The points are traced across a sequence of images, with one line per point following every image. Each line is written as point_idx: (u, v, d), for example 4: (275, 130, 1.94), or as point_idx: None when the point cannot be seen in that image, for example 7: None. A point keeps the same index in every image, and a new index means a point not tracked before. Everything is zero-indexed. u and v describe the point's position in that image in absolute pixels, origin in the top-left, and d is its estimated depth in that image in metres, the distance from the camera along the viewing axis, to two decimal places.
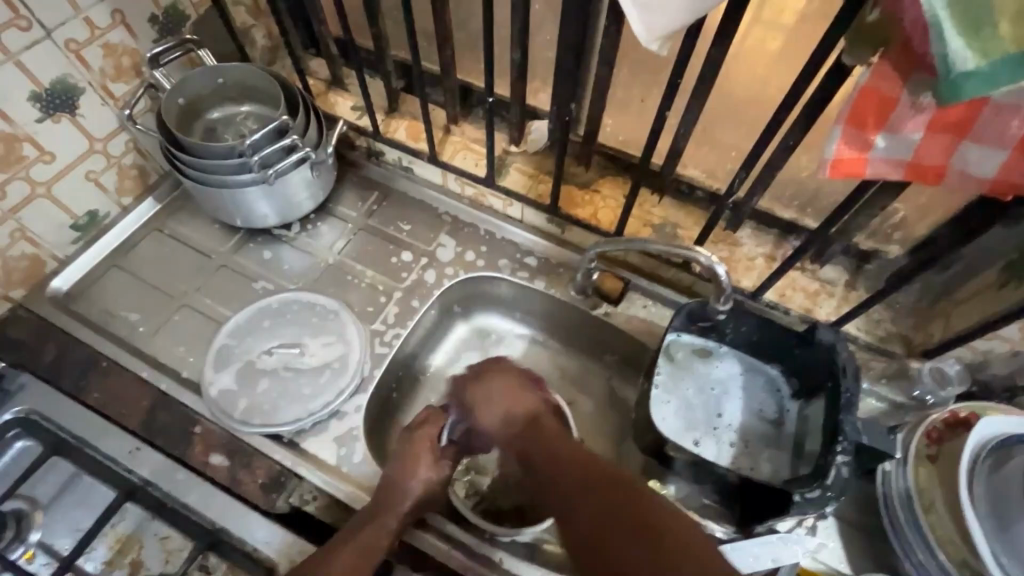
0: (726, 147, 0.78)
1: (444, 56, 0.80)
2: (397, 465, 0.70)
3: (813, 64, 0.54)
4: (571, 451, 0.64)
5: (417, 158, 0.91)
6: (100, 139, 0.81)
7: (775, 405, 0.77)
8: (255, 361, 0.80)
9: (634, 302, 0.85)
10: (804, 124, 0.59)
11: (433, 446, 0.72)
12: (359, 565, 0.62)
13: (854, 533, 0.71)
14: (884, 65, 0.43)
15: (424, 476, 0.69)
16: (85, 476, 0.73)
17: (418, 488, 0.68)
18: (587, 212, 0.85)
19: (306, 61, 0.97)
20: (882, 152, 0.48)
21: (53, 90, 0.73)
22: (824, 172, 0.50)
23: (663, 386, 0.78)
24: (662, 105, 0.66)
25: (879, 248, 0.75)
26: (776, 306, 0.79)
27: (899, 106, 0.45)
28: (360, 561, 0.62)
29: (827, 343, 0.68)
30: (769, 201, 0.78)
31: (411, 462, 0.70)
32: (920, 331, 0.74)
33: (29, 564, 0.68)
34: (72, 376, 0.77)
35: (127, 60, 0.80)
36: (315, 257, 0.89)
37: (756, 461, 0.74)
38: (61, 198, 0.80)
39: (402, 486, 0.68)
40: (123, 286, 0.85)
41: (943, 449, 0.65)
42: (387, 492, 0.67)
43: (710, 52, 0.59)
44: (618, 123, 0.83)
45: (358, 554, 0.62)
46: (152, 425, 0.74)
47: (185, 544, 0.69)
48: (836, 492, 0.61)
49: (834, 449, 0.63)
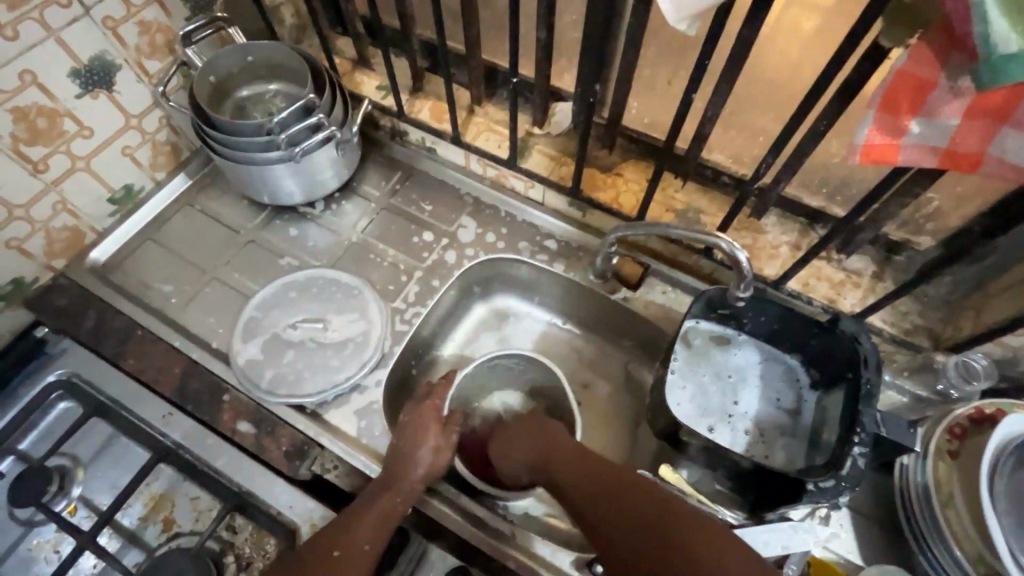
0: (754, 131, 0.78)
1: (469, 35, 0.79)
2: (408, 433, 0.72)
3: (846, 50, 0.52)
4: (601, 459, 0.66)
5: (441, 139, 0.91)
6: (136, 115, 0.84)
7: (792, 394, 0.77)
8: (281, 333, 0.83)
9: (654, 287, 0.85)
10: (835, 108, 0.57)
11: (439, 415, 0.75)
12: (380, 529, 0.65)
13: (866, 525, 0.71)
14: (922, 47, 0.42)
15: (434, 443, 0.71)
16: (121, 437, 0.77)
17: (428, 455, 0.71)
18: (609, 195, 0.84)
19: (334, 41, 0.98)
20: (916, 138, 0.47)
21: (92, 67, 0.76)
22: (853, 158, 0.49)
23: (680, 372, 0.79)
24: (688, 86, 0.65)
25: (909, 238, 0.74)
26: (799, 296, 0.77)
27: (936, 90, 0.44)
28: (381, 526, 0.65)
29: (848, 334, 0.67)
30: (795, 188, 0.77)
31: (420, 430, 0.72)
32: (949, 324, 0.72)
33: (71, 517, 0.72)
34: (110, 343, 0.80)
35: (161, 38, 0.82)
36: (339, 235, 0.91)
37: (771, 450, 0.74)
38: (99, 171, 0.83)
39: (412, 455, 0.70)
40: (157, 258, 0.88)
41: (965, 445, 0.64)
42: (401, 456, 0.70)
43: (740, 33, 0.58)
44: (643, 106, 0.82)
45: (379, 519, 0.65)
46: (183, 392, 0.77)
47: (213, 506, 0.72)
48: (851, 484, 0.61)
49: (851, 440, 0.63)
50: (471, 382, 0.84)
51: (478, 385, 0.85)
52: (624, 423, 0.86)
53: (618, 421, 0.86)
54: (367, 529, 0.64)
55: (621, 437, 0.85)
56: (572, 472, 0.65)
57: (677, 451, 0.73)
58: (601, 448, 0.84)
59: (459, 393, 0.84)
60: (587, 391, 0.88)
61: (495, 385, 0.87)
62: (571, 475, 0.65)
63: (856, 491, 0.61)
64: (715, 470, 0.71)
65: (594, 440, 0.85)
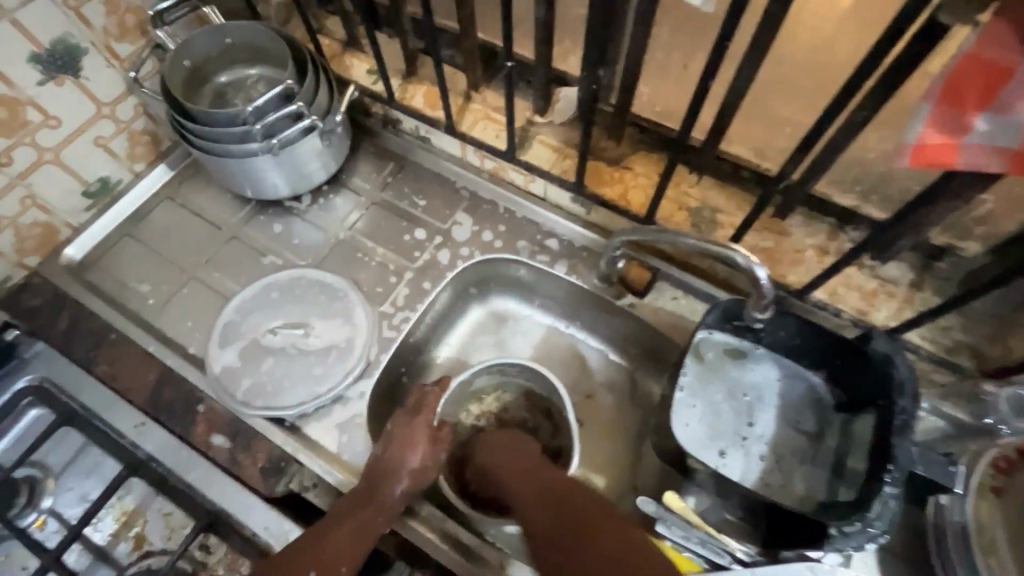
0: (780, 121, 0.69)
1: (462, 13, 0.72)
2: (395, 443, 0.67)
3: (899, 27, 0.43)
4: (534, 472, 0.64)
5: (434, 128, 0.84)
6: (108, 103, 0.78)
7: (814, 417, 0.69)
8: (260, 339, 0.78)
9: (663, 293, 0.77)
10: (877, 97, 0.48)
11: (430, 430, 0.68)
12: (356, 545, 0.60)
13: (898, 566, 0.64)
14: (999, 24, 0.34)
15: (418, 458, 0.66)
16: (94, 447, 0.73)
17: (415, 470, 0.65)
18: (615, 191, 0.77)
19: (323, 20, 0.91)
20: (982, 138, 0.38)
21: (54, 51, 0.70)
22: (901, 161, 0.41)
23: (689, 389, 0.72)
24: (705, 73, 0.57)
25: (955, 244, 0.65)
26: (825, 307, 0.69)
27: (1014, 80, 0.36)
28: (356, 540, 0.60)
29: (882, 355, 0.60)
30: (826, 184, 0.69)
31: (407, 441, 0.67)
32: (997, 343, 0.64)
33: (40, 531, 0.70)
34: (84, 347, 0.76)
35: (132, 19, 0.76)
36: (327, 231, 0.85)
37: (789, 478, 0.67)
38: (70, 164, 0.78)
39: (397, 468, 0.65)
40: (135, 256, 0.84)
41: (1011, 482, 0.58)
42: (383, 469, 0.65)
43: (768, 8, 0.49)
44: (655, 91, 0.74)
45: (355, 535, 0.61)
46: (158, 401, 0.73)
47: (186, 522, 0.70)
48: (881, 530, 0.54)
49: (881, 477, 0.56)
50: (486, 378, 0.78)
51: (491, 384, 0.79)
52: (628, 438, 0.79)
53: (622, 436, 0.79)
54: (343, 548, 0.60)
55: (625, 455, 0.78)
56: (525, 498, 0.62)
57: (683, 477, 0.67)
58: (601, 466, 0.77)
59: (468, 387, 0.78)
60: (589, 402, 0.82)
61: (507, 392, 0.80)
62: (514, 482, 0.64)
63: (886, 537, 0.54)
64: (726, 499, 0.64)
65: (594, 456, 0.78)
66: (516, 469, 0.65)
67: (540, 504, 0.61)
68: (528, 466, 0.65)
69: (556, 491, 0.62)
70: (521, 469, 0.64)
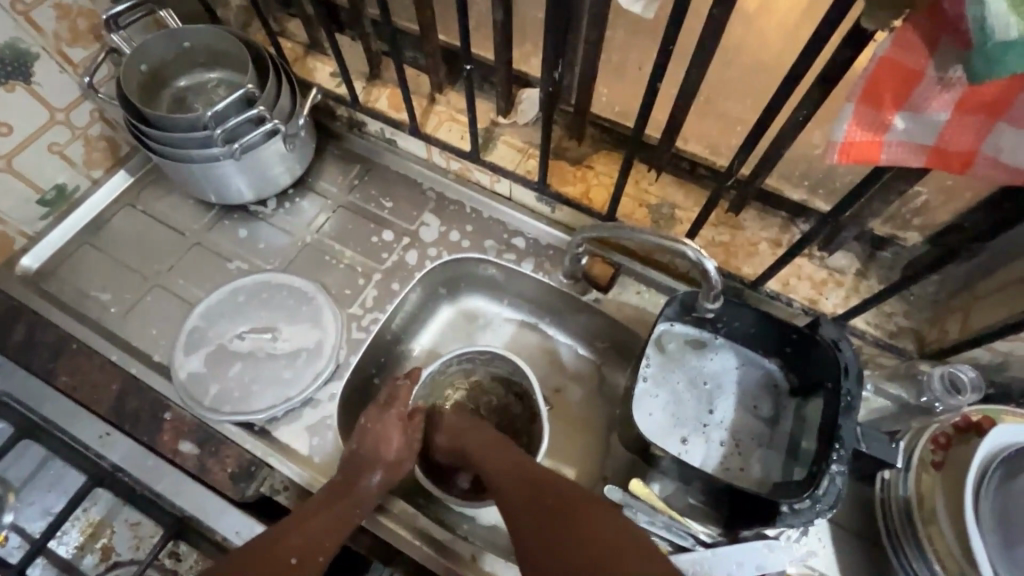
0: (730, 121, 0.72)
1: (422, 16, 0.73)
2: (372, 432, 0.67)
3: (824, 34, 0.46)
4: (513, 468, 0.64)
5: (399, 130, 0.85)
6: (61, 109, 0.76)
7: (771, 402, 0.72)
8: (227, 344, 0.78)
9: (627, 287, 0.80)
10: (814, 99, 0.51)
11: (403, 413, 0.69)
12: (334, 532, 0.61)
13: (845, 537, 0.68)
14: (909, 32, 0.37)
15: (397, 442, 0.67)
16: (56, 460, 0.73)
17: (394, 456, 0.67)
18: (578, 189, 0.79)
19: (284, 23, 0.91)
20: (900, 134, 0.42)
21: (2, 56, 0.69)
22: (831, 158, 0.43)
23: (652, 379, 0.74)
24: (654, 75, 0.59)
25: (896, 233, 0.68)
26: (778, 297, 0.73)
27: (924, 81, 0.39)
28: (336, 529, 0.61)
29: (829, 340, 0.63)
30: (775, 179, 0.72)
31: (382, 432, 0.67)
32: (936, 326, 0.68)
33: (2, 547, 0.70)
34: (42, 358, 0.74)
35: (84, 22, 0.75)
36: (293, 235, 0.85)
37: (747, 461, 0.70)
38: (23, 171, 0.76)
39: (376, 456, 0.66)
40: (95, 264, 0.82)
41: (949, 456, 0.61)
42: (360, 461, 0.66)
43: (710, 13, 0.51)
44: (615, 93, 0.76)
45: (333, 524, 0.62)
46: (121, 411, 0.72)
47: (154, 531, 0.70)
48: (827, 505, 0.57)
49: (829, 456, 0.59)
50: (459, 367, 0.79)
51: (463, 373, 0.80)
52: (596, 430, 0.81)
53: (592, 429, 0.81)
54: (320, 537, 0.60)
55: (595, 446, 0.80)
56: (500, 490, 0.63)
57: (648, 466, 0.70)
58: (571, 459, 0.79)
59: (441, 377, 0.79)
60: (559, 396, 0.84)
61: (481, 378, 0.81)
62: (495, 472, 0.64)
63: (832, 512, 0.58)
64: (688, 484, 0.67)
65: (565, 449, 0.80)
66: (493, 457, 0.65)
67: (519, 497, 0.61)
68: (505, 452, 0.66)
69: (534, 482, 0.62)
70: (501, 464, 0.64)
